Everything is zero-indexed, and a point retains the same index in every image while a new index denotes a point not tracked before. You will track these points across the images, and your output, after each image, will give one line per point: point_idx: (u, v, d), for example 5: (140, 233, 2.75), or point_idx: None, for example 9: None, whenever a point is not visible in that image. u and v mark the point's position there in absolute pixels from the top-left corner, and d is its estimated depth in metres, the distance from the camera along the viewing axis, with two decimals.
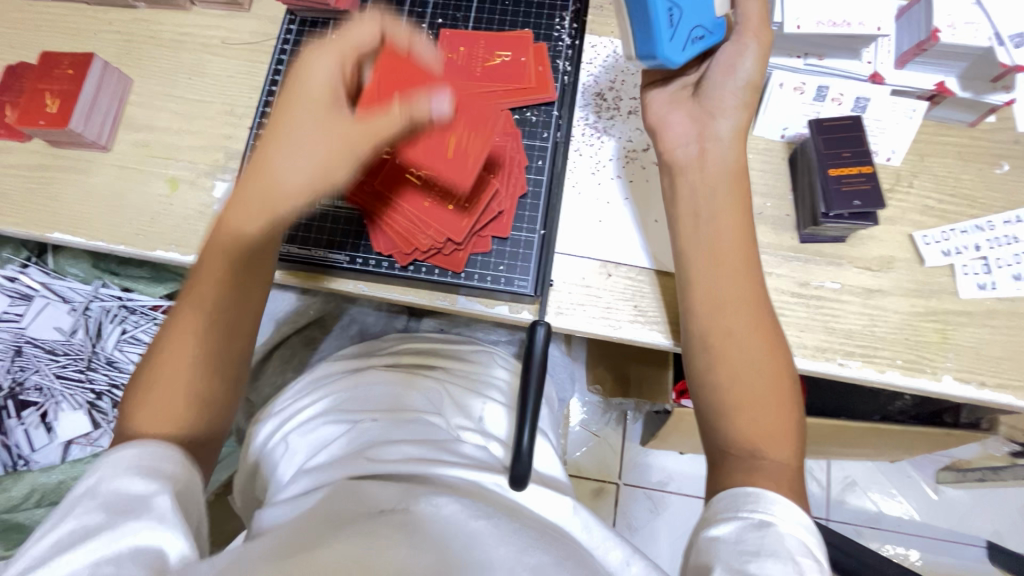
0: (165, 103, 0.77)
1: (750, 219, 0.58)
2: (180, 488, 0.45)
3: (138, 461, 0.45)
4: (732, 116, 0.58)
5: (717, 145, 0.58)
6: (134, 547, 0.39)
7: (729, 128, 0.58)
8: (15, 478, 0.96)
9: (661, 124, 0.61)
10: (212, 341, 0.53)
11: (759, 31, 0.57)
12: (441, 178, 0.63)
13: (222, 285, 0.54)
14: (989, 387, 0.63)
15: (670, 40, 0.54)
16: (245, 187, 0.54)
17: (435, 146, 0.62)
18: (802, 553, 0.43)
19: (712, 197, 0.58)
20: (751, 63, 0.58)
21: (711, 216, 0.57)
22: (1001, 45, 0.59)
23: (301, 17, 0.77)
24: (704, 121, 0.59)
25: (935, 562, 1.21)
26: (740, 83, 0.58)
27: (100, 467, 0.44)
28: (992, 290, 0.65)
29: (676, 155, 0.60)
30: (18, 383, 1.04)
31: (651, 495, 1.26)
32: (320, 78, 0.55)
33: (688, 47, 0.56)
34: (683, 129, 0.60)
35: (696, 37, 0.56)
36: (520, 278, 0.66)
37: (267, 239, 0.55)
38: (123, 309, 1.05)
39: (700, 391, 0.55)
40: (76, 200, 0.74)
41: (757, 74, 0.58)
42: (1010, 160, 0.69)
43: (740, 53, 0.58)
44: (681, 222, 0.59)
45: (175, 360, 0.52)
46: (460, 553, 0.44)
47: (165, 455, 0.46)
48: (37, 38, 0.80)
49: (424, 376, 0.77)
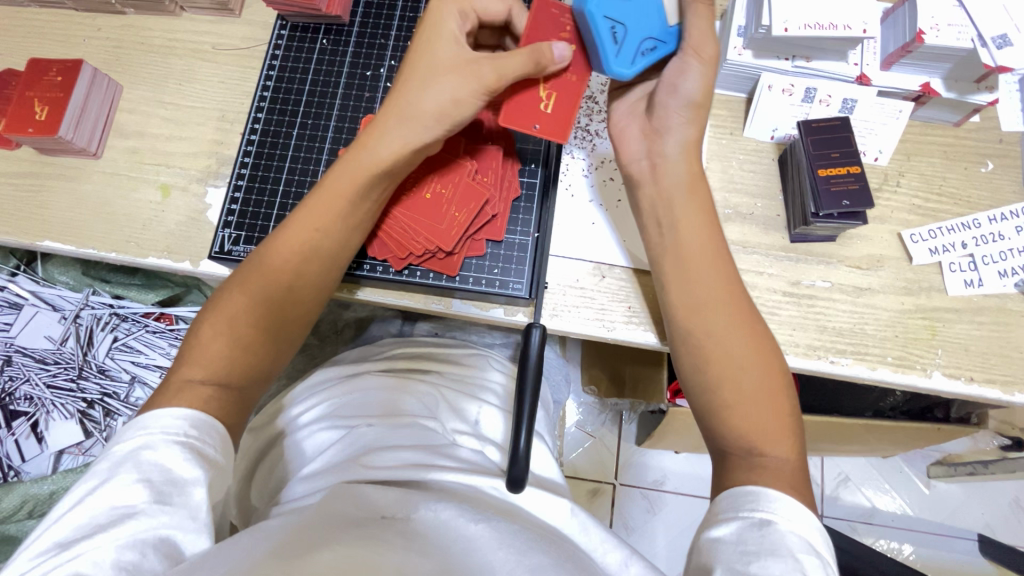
0: (156, 109, 0.76)
1: (715, 223, 0.59)
2: (217, 473, 0.49)
3: (189, 433, 0.48)
4: (680, 132, 0.58)
5: (665, 163, 0.59)
6: (159, 535, 0.43)
7: (678, 144, 0.58)
8: (6, 489, 0.94)
9: (620, 137, 0.62)
10: (280, 285, 0.57)
11: (701, 47, 0.55)
12: (421, 222, 0.66)
13: (307, 228, 0.58)
14: (977, 382, 0.64)
15: (615, 56, 0.57)
16: (316, 207, 0.59)
17: (414, 197, 0.66)
18: (805, 550, 0.44)
19: (669, 208, 0.58)
20: (694, 82, 0.56)
21: (674, 226, 0.58)
22: (984, 47, 0.61)
23: (292, 22, 0.77)
24: (653, 138, 0.59)
25: (928, 556, 1.22)
26: (682, 101, 0.57)
27: (152, 432, 0.48)
28: (978, 287, 0.66)
29: (632, 170, 0.61)
30: (9, 393, 1.04)
31: (647, 495, 1.27)
32: (428, 103, 0.58)
33: (637, 61, 0.57)
34: (637, 144, 0.61)
35: (647, 49, 0.57)
36: (514, 280, 0.66)
37: (309, 257, 0.58)
38: (114, 316, 1.04)
39: (694, 391, 0.56)
40: (64, 207, 0.73)
41: (701, 92, 0.56)
42: (994, 159, 0.70)
43: (682, 72, 0.56)
44: (648, 228, 0.60)
45: (247, 283, 0.57)
46: (462, 558, 0.44)
47: (209, 431, 0.50)
48: (24, 45, 0.79)
49: (419, 381, 0.77)
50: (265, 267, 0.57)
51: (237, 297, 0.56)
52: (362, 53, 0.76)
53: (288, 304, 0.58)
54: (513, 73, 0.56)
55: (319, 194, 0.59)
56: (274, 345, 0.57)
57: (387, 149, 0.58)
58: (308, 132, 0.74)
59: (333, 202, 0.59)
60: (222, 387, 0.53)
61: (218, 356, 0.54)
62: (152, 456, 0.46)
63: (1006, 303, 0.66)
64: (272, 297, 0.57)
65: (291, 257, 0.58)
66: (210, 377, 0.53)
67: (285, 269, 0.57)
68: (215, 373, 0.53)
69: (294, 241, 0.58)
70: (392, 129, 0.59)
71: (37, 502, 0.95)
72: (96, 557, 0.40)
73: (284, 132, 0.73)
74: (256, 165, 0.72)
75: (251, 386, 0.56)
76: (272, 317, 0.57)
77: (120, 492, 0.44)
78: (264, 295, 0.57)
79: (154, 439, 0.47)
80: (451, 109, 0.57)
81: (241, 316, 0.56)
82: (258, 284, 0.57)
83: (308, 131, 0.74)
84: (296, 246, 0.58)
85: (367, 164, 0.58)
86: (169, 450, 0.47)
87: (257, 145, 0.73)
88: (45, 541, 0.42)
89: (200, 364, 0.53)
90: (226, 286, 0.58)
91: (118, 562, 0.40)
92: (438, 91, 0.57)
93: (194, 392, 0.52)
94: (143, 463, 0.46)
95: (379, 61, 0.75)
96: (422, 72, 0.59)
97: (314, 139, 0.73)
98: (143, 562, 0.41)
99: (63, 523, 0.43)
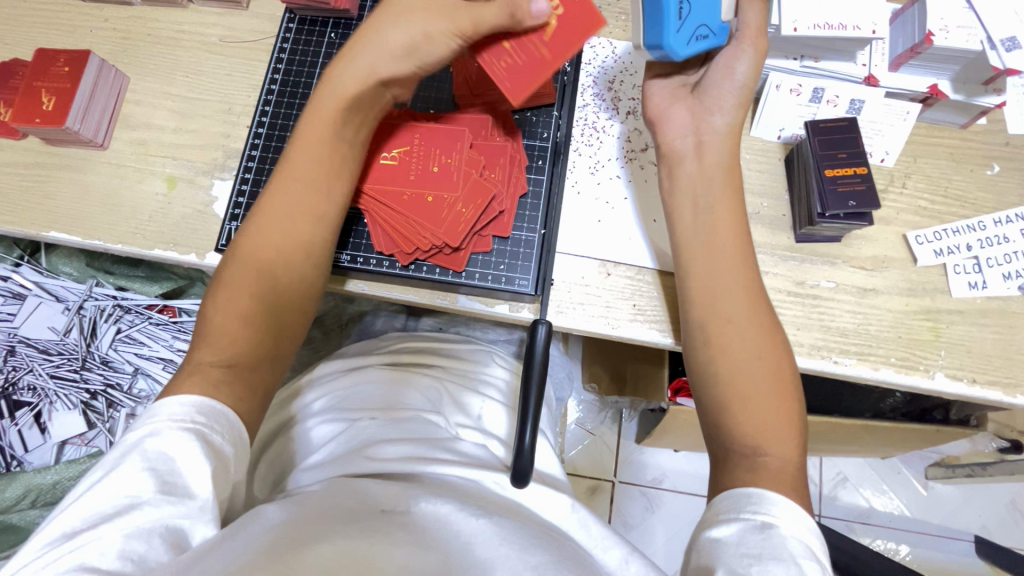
0: (163, 101, 0.76)
1: (743, 212, 0.59)
2: (225, 464, 0.48)
3: (193, 420, 0.48)
4: (727, 114, 0.59)
5: (712, 140, 0.59)
6: (166, 525, 0.43)
7: (724, 125, 0.59)
8: (9, 479, 0.94)
9: (661, 117, 0.62)
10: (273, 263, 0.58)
11: (756, 40, 0.57)
12: (422, 220, 0.66)
13: (293, 189, 0.60)
14: (979, 384, 0.65)
15: (677, 32, 0.56)
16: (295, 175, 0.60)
17: (417, 193, 0.67)
18: (805, 555, 0.44)
19: (709, 189, 0.59)
20: (747, 68, 0.58)
21: (710, 207, 0.59)
22: (993, 49, 0.61)
23: (301, 15, 0.77)
24: (701, 116, 0.60)
25: (925, 556, 1.23)
26: (737, 86, 0.58)
27: (157, 422, 0.48)
28: (982, 289, 0.66)
29: (675, 146, 0.61)
30: (12, 383, 1.04)
31: (646, 492, 1.27)
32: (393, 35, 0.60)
33: (692, 43, 0.57)
34: (682, 121, 0.61)
35: (699, 35, 0.57)
36: (520, 277, 0.67)
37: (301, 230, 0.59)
38: (118, 308, 1.04)
39: (700, 387, 0.56)
40: (71, 198, 0.73)
41: (752, 79, 0.58)
42: (1001, 162, 0.70)
43: (736, 57, 0.58)
44: (680, 210, 0.60)
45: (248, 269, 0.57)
46: (461, 554, 0.45)
47: (218, 416, 0.50)
48: (31, 34, 0.79)
49: (422, 375, 0.77)
50: (249, 249, 0.58)
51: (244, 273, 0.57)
52: None
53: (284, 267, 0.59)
54: (488, 24, 0.57)
55: (298, 150, 0.61)
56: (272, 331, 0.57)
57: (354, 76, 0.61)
58: None
59: (314, 152, 0.60)
60: (234, 368, 0.54)
61: (227, 334, 0.55)
62: (158, 444, 0.46)
63: (1009, 306, 0.66)
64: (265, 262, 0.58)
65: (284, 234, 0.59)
66: (223, 358, 0.54)
67: (277, 233, 0.59)
68: (225, 355, 0.54)
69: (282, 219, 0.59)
70: (359, 69, 0.61)
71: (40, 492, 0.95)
72: (101, 547, 0.40)
73: (291, 125, 0.74)
74: (263, 159, 0.72)
75: (263, 372, 0.56)
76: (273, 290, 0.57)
77: (130, 482, 0.44)
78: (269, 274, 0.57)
79: (162, 427, 0.47)
80: (410, 45, 0.60)
81: (238, 291, 0.56)
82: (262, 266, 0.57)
83: None
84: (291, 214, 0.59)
85: (338, 102, 0.61)
86: (176, 438, 0.47)
87: (265, 139, 0.73)
88: (55, 529, 0.42)
89: (212, 347, 0.54)
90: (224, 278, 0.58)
91: (124, 552, 0.41)
92: (390, 28, 0.61)
93: (206, 377, 0.52)
94: (149, 451, 0.46)
95: None
96: (389, 13, 0.61)
97: None
98: (149, 552, 0.41)
99: (69, 513, 0.43)
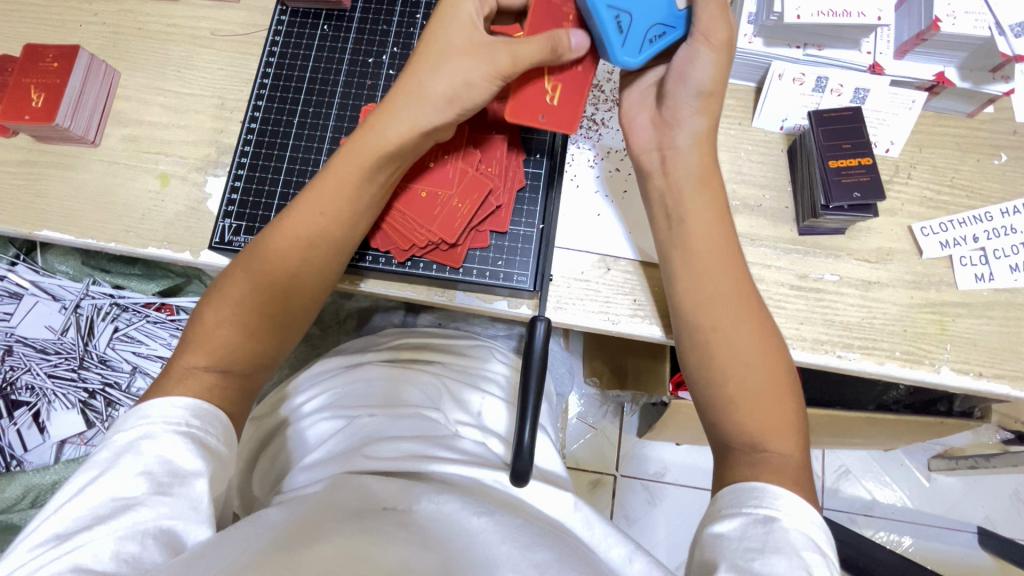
0: (154, 97, 0.75)
1: (725, 215, 0.57)
2: (219, 465, 0.48)
3: (188, 421, 0.48)
4: (690, 123, 0.57)
5: (676, 155, 0.58)
6: (161, 526, 0.42)
7: (689, 138, 0.57)
8: (9, 478, 0.94)
9: (630, 124, 0.61)
10: (273, 282, 0.55)
11: (712, 32, 0.53)
12: (414, 217, 0.65)
13: (314, 213, 0.56)
14: (986, 377, 0.64)
15: (621, 45, 0.55)
16: (309, 201, 0.57)
17: (409, 189, 0.65)
18: (809, 547, 0.43)
19: (680, 202, 0.57)
20: (706, 69, 0.55)
21: (684, 219, 0.57)
22: (1002, 35, 0.59)
23: (293, 7, 0.75)
24: (664, 130, 0.58)
25: (928, 548, 1.22)
26: (692, 93, 0.56)
27: (151, 425, 0.47)
28: (989, 281, 0.65)
29: (643, 161, 0.60)
30: (9, 382, 1.04)
31: (648, 486, 1.27)
32: (443, 81, 0.55)
33: (644, 49, 0.55)
34: (647, 134, 0.60)
35: (655, 36, 0.55)
36: (519, 273, 0.66)
37: (308, 257, 0.57)
38: (115, 306, 1.04)
39: (698, 389, 0.55)
40: (62, 196, 0.72)
41: (712, 81, 0.55)
42: (1008, 151, 0.68)
43: (693, 59, 0.55)
44: (658, 224, 0.59)
45: (248, 274, 0.56)
46: (464, 553, 0.44)
47: (212, 419, 0.49)
48: (20, 30, 0.78)
49: (422, 371, 0.76)
50: (252, 258, 0.56)
51: (238, 284, 0.55)
52: (365, 38, 0.74)
53: (293, 290, 0.56)
54: (526, 61, 0.53)
55: (327, 177, 0.58)
56: (267, 345, 0.55)
57: (396, 131, 0.56)
58: (309, 121, 0.72)
59: (342, 186, 0.57)
60: (226, 373, 0.53)
61: (219, 343, 0.53)
62: (153, 446, 0.46)
63: (1015, 298, 0.65)
64: (274, 281, 0.56)
65: (295, 246, 0.56)
66: (214, 365, 0.53)
67: (289, 256, 0.56)
68: (218, 360, 0.53)
69: (295, 232, 0.56)
70: (401, 108, 0.57)
71: (40, 491, 0.95)
72: (96, 549, 0.40)
73: (284, 120, 0.72)
74: (256, 155, 0.71)
75: (257, 372, 0.56)
76: (274, 308, 0.55)
77: (122, 485, 0.44)
78: (268, 289, 0.55)
79: (154, 429, 0.47)
80: (463, 84, 0.55)
81: (236, 302, 0.55)
82: (262, 274, 0.55)
83: (310, 119, 0.72)
84: (300, 232, 0.56)
85: (376, 148, 0.56)
86: (170, 440, 0.46)
87: (258, 134, 0.72)
88: (44, 532, 0.42)
89: (203, 351, 0.53)
90: (221, 281, 0.57)
91: (118, 553, 0.40)
92: (449, 68, 0.55)
93: (199, 379, 0.51)
94: (144, 452, 0.45)
95: (381, 48, 0.74)
96: (434, 52, 0.57)
97: (315, 128, 0.72)
98: (144, 553, 0.41)
99: (61, 515, 0.42)
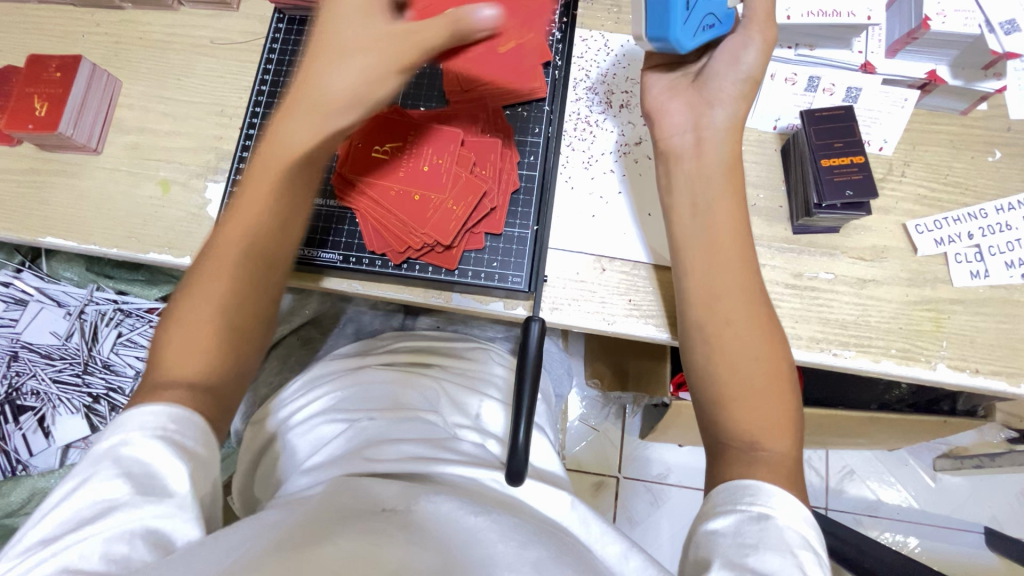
0: (155, 105, 0.76)
1: (744, 211, 0.58)
2: (201, 466, 0.48)
3: (162, 424, 0.48)
4: (728, 107, 0.58)
5: (711, 137, 0.58)
6: (146, 526, 0.43)
7: (726, 119, 0.58)
8: (15, 483, 0.95)
9: (660, 111, 0.62)
10: (225, 296, 0.56)
11: (765, 28, 0.57)
12: (408, 221, 0.65)
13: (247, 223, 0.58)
14: (983, 374, 0.64)
15: (683, 23, 0.54)
16: (245, 212, 0.58)
17: (402, 194, 0.66)
18: (802, 546, 0.43)
19: (707, 187, 0.58)
20: (754, 57, 0.57)
21: (707, 210, 0.58)
22: (991, 33, 0.60)
23: (290, 15, 0.77)
24: (701, 110, 0.59)
25: (934, 548, 1.21)
26: (742, 76, 0.58)
27: (124, 431, 0.47)
28: (985, 278, 0.65)
29: (673, 143, 0.60)
30: (15, 388, 1.05)
31: (650, 488, 1.27)
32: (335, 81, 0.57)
33: (697, 34, 0.56)
34: (681, 117, 0.60)
35: (706, 25, 0.57)
36: (514, 274, 0.66)
37: (255, 264, 0.58)
38: (119, 312, 1.05)
39: (700, 385, 0.55)
40: (65, 203, 0.73)
41: (759, 68, 0.58)
42: (1002, 147, 0.68)
43: (744, 46, 0.57)
44: (677, 211, 0.59)
45: (199, 293, 0.56)
46: (465, 551, 0.44)
47: (188, 422, 0.49)
48: (24, 41, 0.79)
49: (422, 375, 0.77)
50: (198, 279, 0.57)
51: (197, 306, 0.55)
52: None
53: (247, 299, 0.57)
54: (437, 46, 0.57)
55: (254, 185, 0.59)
56: (232, 358, 0.55)
57: (307, 128, 0.58)
58: None
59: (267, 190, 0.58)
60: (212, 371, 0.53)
61: (185, 362, 0.53)
62: (130, 451, 0.46)
63: (1012, 294, 0.65)
64: (229, 293, 0.56)
65: (236, 255, 0.57)
66: (181, 383, 0.52)
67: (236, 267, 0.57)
68: (187, 378, 0.52)
69: (233, 243, 0.57)
70: (309, 111, 0.58)
71: (45, 495, 0.96)
72: (83, 551, 0.40)
73: None
74: None
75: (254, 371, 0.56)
76: (234, 319, 0.56)
77: (101, 490, 0.44)
78: (222, 302, 0.55)
79: (131, 434, 0.47)
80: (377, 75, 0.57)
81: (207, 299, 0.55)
82: (216, 288, 0.56)
83: None
84: (239, 242, 0.57)
85: (299, 147, 0.58)
86: (147, 444, 0.46)
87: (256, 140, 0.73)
88: (31, 538, 0.42)
89: (169, 375, 0.52)
90: (176, 307, 0.56)
91: (107, 554, 0.41)
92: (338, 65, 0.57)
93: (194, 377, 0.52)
94: (123, 458, 0.46)
95: None
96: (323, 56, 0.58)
97: None
98: (132, 553, 0.41)
99: (47, 521, 0.43)
